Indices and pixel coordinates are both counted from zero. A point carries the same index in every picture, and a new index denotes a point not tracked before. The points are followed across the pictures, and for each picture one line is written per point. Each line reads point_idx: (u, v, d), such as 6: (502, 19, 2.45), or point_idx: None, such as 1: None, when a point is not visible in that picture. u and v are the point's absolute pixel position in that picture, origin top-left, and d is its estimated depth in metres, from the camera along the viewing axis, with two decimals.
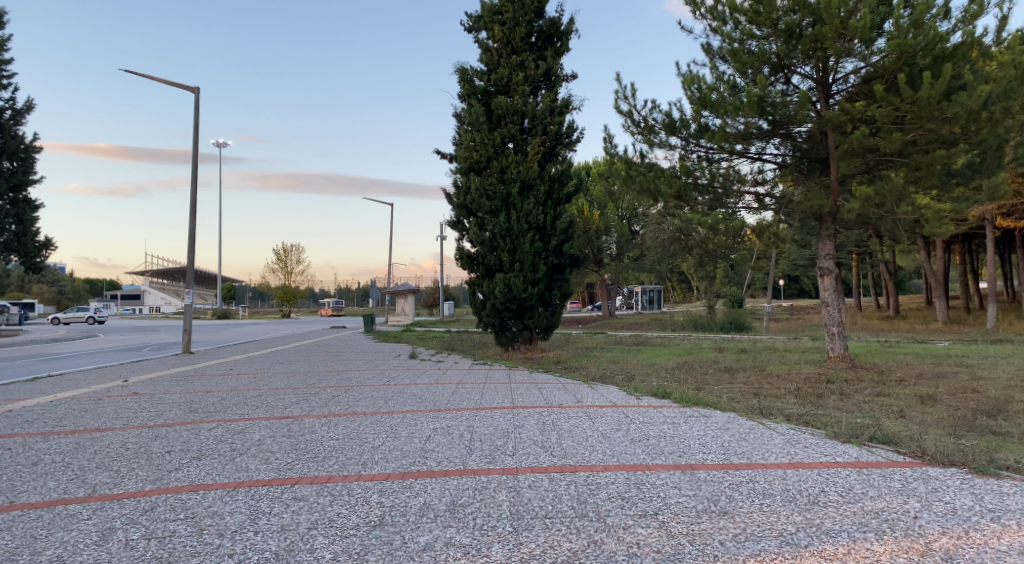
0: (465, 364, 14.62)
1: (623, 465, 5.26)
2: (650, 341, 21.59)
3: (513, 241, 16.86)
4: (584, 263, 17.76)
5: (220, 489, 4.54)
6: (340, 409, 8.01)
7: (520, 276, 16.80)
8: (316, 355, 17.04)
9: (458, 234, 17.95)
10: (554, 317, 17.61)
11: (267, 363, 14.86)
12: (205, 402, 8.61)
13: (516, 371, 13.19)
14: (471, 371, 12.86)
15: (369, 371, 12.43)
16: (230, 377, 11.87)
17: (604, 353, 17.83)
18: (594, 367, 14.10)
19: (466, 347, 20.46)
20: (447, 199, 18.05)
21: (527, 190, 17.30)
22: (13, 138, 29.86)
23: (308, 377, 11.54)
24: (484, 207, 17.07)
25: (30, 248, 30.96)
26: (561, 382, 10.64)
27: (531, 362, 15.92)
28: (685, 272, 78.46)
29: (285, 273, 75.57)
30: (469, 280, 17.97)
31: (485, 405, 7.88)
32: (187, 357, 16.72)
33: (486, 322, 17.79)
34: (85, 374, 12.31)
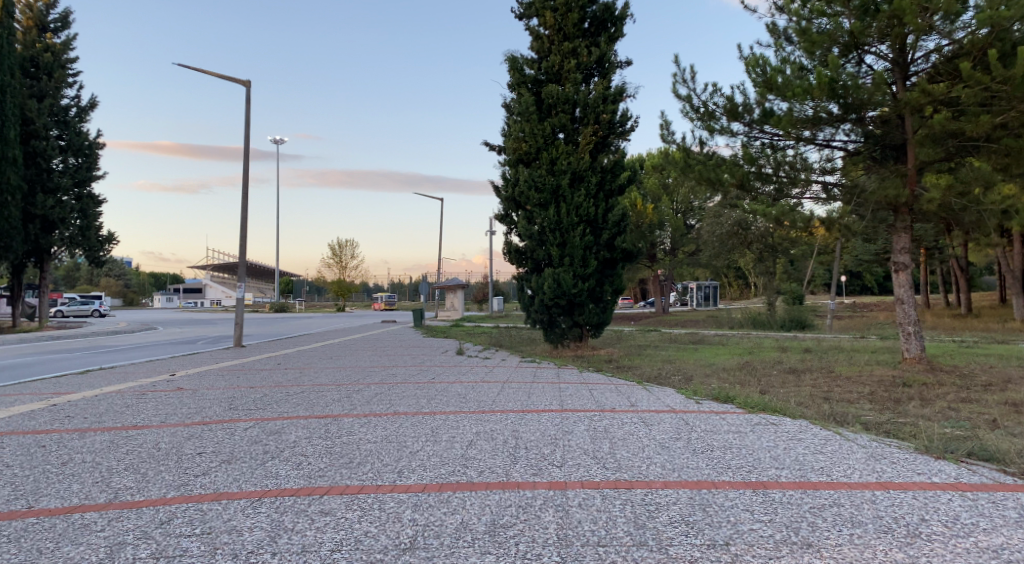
0: (513, 362, 14.19)
1: (687, 482, 4.67)
2: (706, 339, 20.63)
3: (563, 234, 16.31)
4: (637, 258, 17.04)
5: (243, 499, 4.20)
6: (381, 408, 7.66)
7: (570, 271, 16.25)
8: (364, 350, 16.93)
9: (506, 228, 17.50)
10: (606, 314, 16.97)
11: (315, 358, 14.79)
12: (246, 399, 8.43)
13: (565, 369, 12.65)
14: (518, 369, 12.40)
15: (414, 367, 12.13)
16: (276, 372, 11.78)
17: (658, 351, 17.07)
18: (647, 367, 13.40)
19: (515, 343, 20.00)
20: (496, 192, 17.59)
21: (578, 181, 16.72)
22: (77, 135, 31.42)
23: (353, 373, 11.31)
24: (533, 200, 16.55)
25: (94, 242, 32.17)
26: (613, 382, 10.05)
27: (582, 360, 15.31)
28: (742, 268, 75.99)
29: (339, 268, 76.86)
30: (517, 275, 17.50)
31: (532, 408, 7.39)
32: (238, 350, 16.89)
33: (535, 318, 17.28)
34: (137, 367, 12.48)
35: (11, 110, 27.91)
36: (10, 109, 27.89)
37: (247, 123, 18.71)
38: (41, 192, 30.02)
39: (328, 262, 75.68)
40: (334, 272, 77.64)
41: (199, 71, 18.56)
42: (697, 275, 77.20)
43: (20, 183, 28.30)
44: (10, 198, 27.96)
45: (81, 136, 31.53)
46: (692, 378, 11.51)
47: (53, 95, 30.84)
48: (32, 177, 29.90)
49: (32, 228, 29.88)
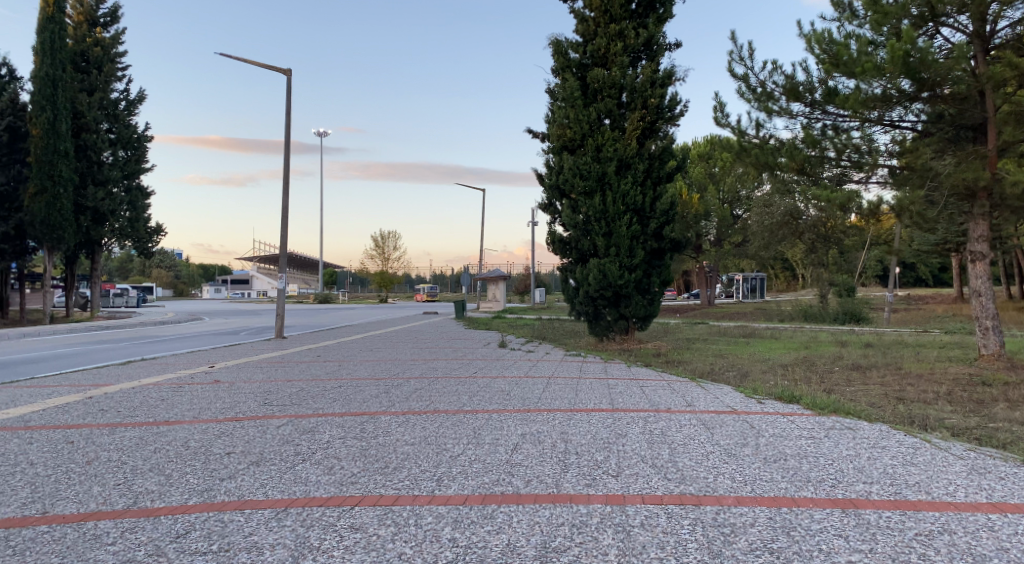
0: (557, 355, 13.69)
1: (763, 498, 4.07)
2: (758, 333, 19.68)
3: (609, 224, 15.69)
4: (686, 248, 16.31)
5: (267, 511, 3.81)
6: (420, 405, 7.24)
7: (617, 262, 15.64)
8: (404, 342, 16.68)
9: (549, 218, 16.93)
10: (653, 307, 16.30)
11: (355, 350, 14.58)
12: (282, 394, 8.16)
13: (612, 364, 12.06)
14: (563, 363, 11.89)
15: (455, 361, 11.75)
16: (315, 365, 11.55)
17: (708, 346, 16.31)
18: (698, 362, 12.70)
19: (557, 336, 19.45)
20: (539, 180, 17.00)
21: (624, 169, 16.05)
22: (127, 128, 32.97)
23: (392, 367, 10.98)
24: (578, 188, 15.92)
25: (142, 233, 33.80)
26: (665, 379, 9.44)
27: (628, 354, 14.67)
28: (790, 259, 73.64)
29: (381, 259, 77.53)
30: (560, 266, 16.95)
31: (581, 407, 6.88)
32: (279, 342, 16.85)
33: (579, 310, 16.71)
34: (179, 359, 12.46)
35: (62, 103, 29.41)
36: (60, 102, 29.31)
37: (288, 112, 18.57)
38: (92, 184, 31.18)
39: (369, 254, 76.37)
40: (376, 264, 78.30)
41: (241, 61, 18.49)
42: (742, 266, 75.10)
43: (71, 175, 29.57)
44: (62, 189, 29.18)
45: (130, 129, 32.95)
46: (748, 374, 10.78)
47: (103, 89, 31.80)
48: (83, 169, 31.07)
49: (83, 220, 30.89)
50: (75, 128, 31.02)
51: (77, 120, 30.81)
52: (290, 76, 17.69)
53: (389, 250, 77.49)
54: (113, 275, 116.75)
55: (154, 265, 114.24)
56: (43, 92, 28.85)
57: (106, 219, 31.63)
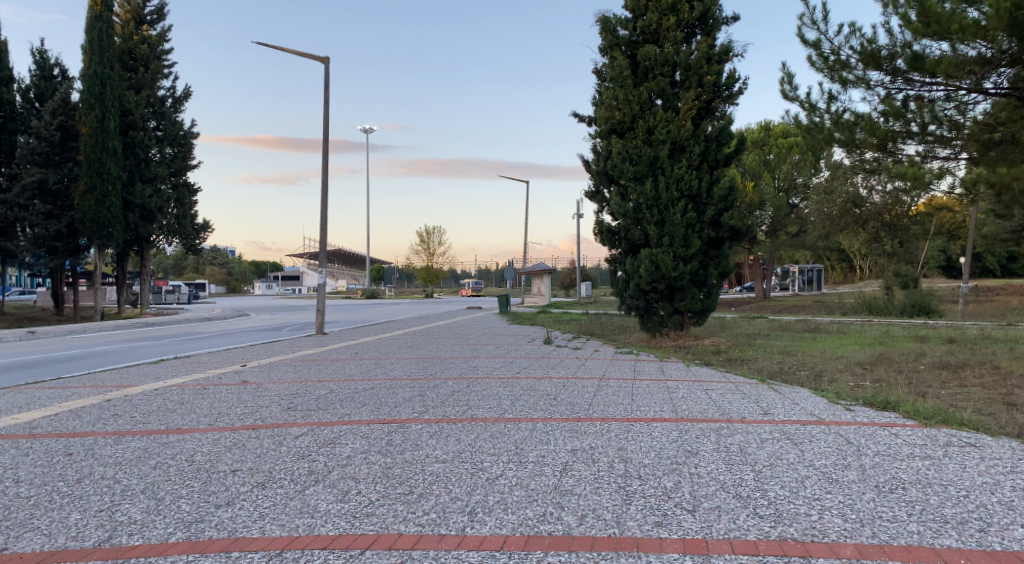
0: (606, 353, 12.77)
1: (893, 548, 3.01)
2: (824, 327, 18.18)
3: (663, 212, 14.67)
4: (746, 236, 15.13)
5: (260, 557, 3.08)
6: (456, 411, 6.46)
7: (670, 253, 14.61)
8: (446, 338, 16.05)
9: (597, 206, 15.96)
10: (711, 300, 15.20)
11: (395, 347, 13.98)
12: (309, 397, 7.55)
13: (667, 363, 11.04)
14: (612, 362, 10.94)
15: (498, 359, 10.98)
16: (351, 363, 10.98)
17: (772, 342, 15.02)
18: (764, 360, 11.54)
19: (606, 331, 18.40)
20: (586, 167, 16.03)
21: (678, 152, 14.96)
22: (173, 124, 34.98)
23: (430, 366, 10.26)
24: (628, 173, 14.91)
25: (189, 229, 36.09)
26: (730, 380, 8.42)
27: (684, 351, 13.56)
28: (848, 250, 70.21)
29: (427, 254, 77.55)
30: (609, 258, 15.99)
31: (639, 416, 5.95)
32: (319, 338, 16.45)
33: (629, 305, 15.70)
34: (213, 358, 12.08)
35: (109, 101, 31.11)
36: (108, 99, 31.03)
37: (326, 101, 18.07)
38: (139, 181, 33.23)
39: (414, 249, 76.54)
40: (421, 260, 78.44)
41: (277, 50, 18.10)
42: (797, 258, 72.09)
43: (118, 172, 31.42)
44: (110, 186, 31.09)
45: (175, 126, 34.92)
46: (822, 374, 9.59)
47: (149, 86, 33.91)
48: (131, 167, 33.07)
49: (131, 217, 32.81)
50: (122, 126, 32.96)
51: (124, 118, 32.82)
52: (327, 63, 17.18)
53: (435, 245, 77.59)
54: (169, 273, 120.76)
55: (208, 263, 117.66)
56: (92, 90, 30.54)
57: (153, 215, 33.64)
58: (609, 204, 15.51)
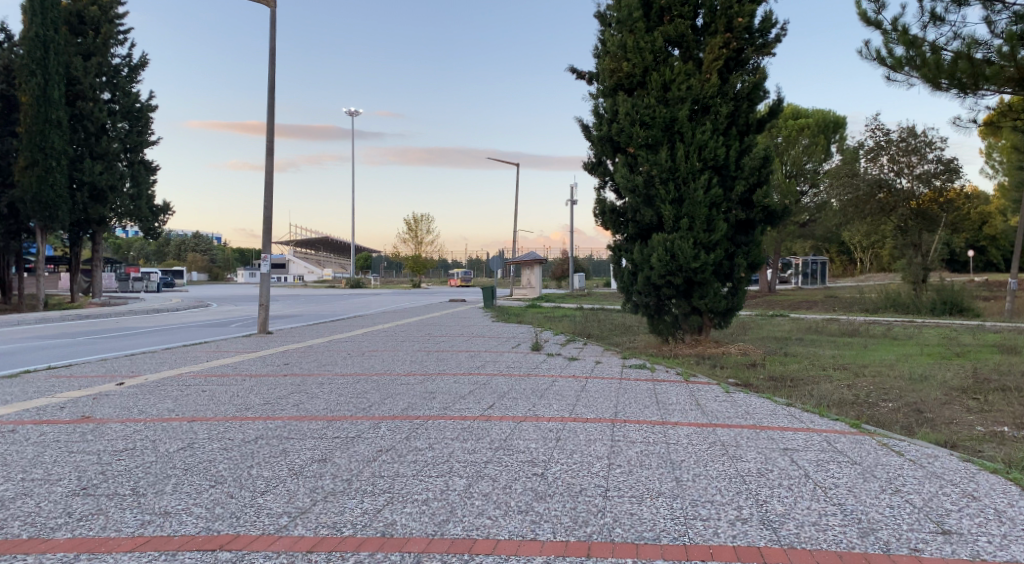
0: (607, 365, 9.95)
1: None
2: (863, 330, 15.33)
3: (682, 188, 11.84)
4: (783, 219, 12.26)
5: None
6: (367, 512, 3.56)
7: (690, 239, 11.76)
8: (407, 341, 13.15)
9: (598, 180, 13.04)
10: (737, 300, 12.42)
11: (341, 352, 11.17)
12: (145, 460, 4.61)
13: (695, 384, 8.20)
14: (614, 382, 8.13)
15: (466, 379, 8.12)
16: (267, 383, 8.05)
17: (812, 349, 12.17)
18: (822, 381, 8.70)
19: (606, 333, 15.51)
20: (585, 133, 13.11)
21: (700, 114, 12.09)
22: (128, 96, 31.58)
23: (370, 391, 7.37)
24: (638, 139, 12.00)
25: (144, 211, 32.51)
26: (809, 428, 5.57)
27: (708, 362, 10.73)
28: (849, 241, 67.59)
29: (416, 243, 74.52)
30: (612, 245, 13.11)
31: (700, 540, 3.07)
32: (258, 340, 13.50)
33: (636, 303, 12.85)
34: (91, 372, 9.09)
35: (54, 67, 27.77)
36: (52, 65, 27.64)
37: (273, 53, 15.07)
38: (89, 158, 29.81)
39: (401, 237, 73.39)
40: (410, 248, 75.30)
41: None
42: (796, 250, 69.18)
43: (64, 147, 28.08)
44: (55, 162, 27.71)
45: (130, 98, 31.62)
46: (924, 411, 6.76)
47: (101, 53, 30.51)
48: (80, 142, 29.76)
49: (80, 196, 29.49)
50: (69, 96, 29.55)
51: (72, 88, 29.42)
52: (274, 3, 14.13)
53: (424, 233, 74.62)
54: (151, 259, 117.10)
55: (190, 250, 113.94)
56: (33, 55, 27.23)
57: (105, 195, 30.34)
58: (613, 179, 12.62)
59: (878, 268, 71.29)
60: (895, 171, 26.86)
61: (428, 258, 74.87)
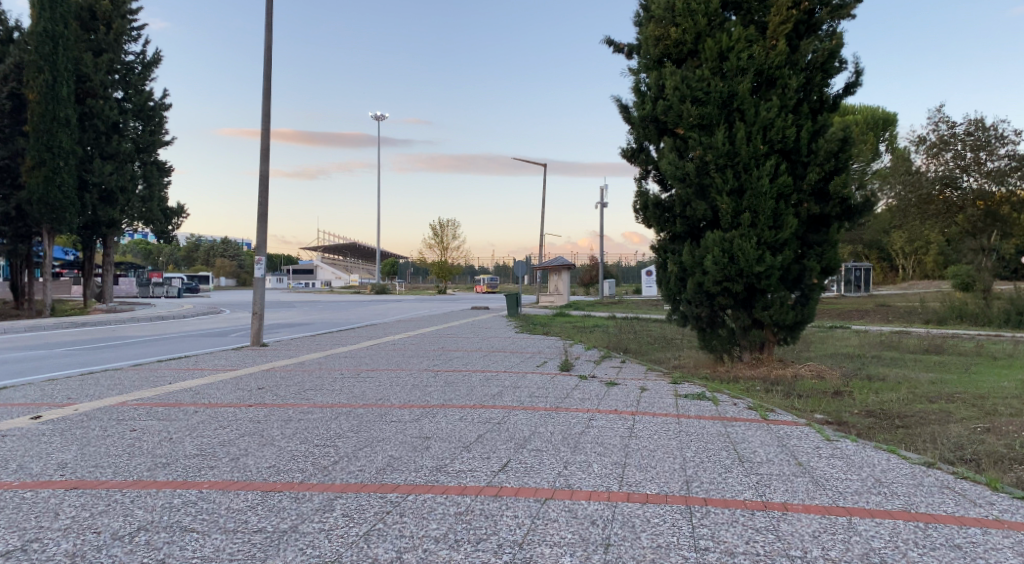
0: (656, 394, 7.92)
1: None
2: (949, 346, 12.99)
3: (742, 176, 9.86)
4: (863, 215, 10.18)
5: None
6: None
7: (753, 237, 9.77)
8: (416, 357, 11.29)
9: (639, 170, 11.09)
10: (809, 311, 10.34)
11: (331, 373, 9.35)
12: None
13: (778, 426, 6.17)
14: (670, 421, 6.14)
15: (474, 417, 6.21)
16: (220, 419, 6.25)
17: (901, 371, 10.03)
18: (946, 420, 6.55)
19: (646, 349, 13.45)
20: (624, 115, 11.18)
21: (764, 88, 10.06)
22: (139, 95, 30.52)
23: (345, 436, 5.52)
24: (689, 118, 10.02)
25: (155, 213, 31.38)
26: (1001, 520, 3.55)
27: (777, 388, 8.70)
28: (893, 246, 63.99)
29: (441, 249, 73.09)
30: (655, 246, 11.15)
31: None
32: (247, 354, 11.83)
33: (685, 313, 10.87)
34: (21, 398, 7.41)
35: (62, 62, 26.74)
36: (60, 61, 26.62)
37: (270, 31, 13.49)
38: (99, 157, 28.75)
39: (426, 243, 72.01)
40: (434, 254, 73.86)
41: None
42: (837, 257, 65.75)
43: (72, 146, 27.03)
44: (62, 162, 26.66)
45: (142, 95, 30.52)
46: None
47: (112, 50, 29.56)
48: (89, 141, 28.65)
49: (88, 197, 28.41)
50: (79, 94, 28.51)
51: (81, 85, 28.36)
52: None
53: (449, 238, 73.21)
54: (180, 265, 117.93)
55: (218, 255, 114.42)
56: (41, 50, 26.20)
57: (115, 197, 29.23)
58: (658, 168, 10.66)
59: (922, 275, 67.46)
60: (960, 167, 24.00)
61: (454, 264, 73.26)
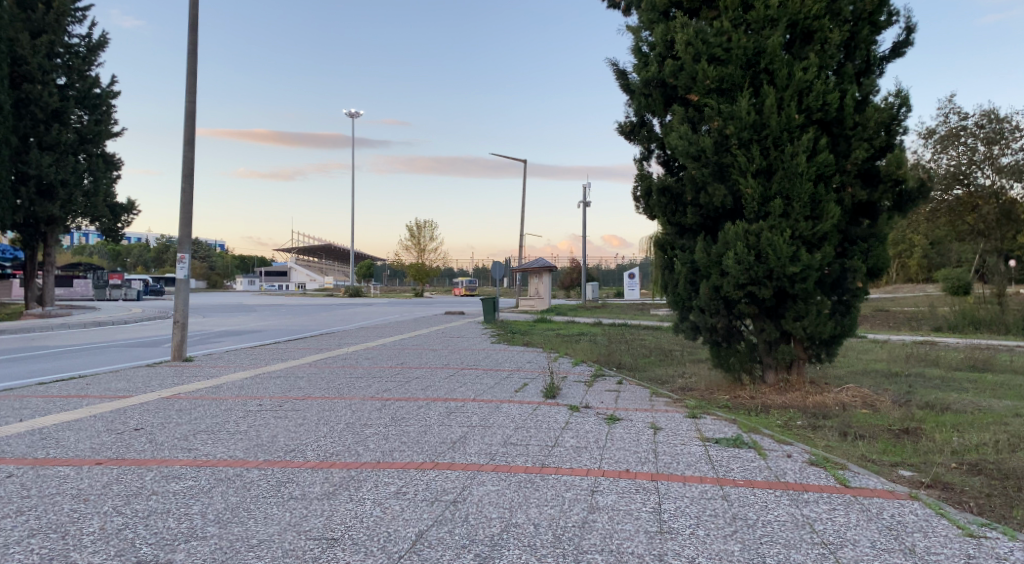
0: (676, 436, 5.90)
1: None
2: (992, 361, 11.18)
3: (772, 153, 7.91)
4: (915, 205, 8.29)
5: None
6: None
7: (786, 230, 7.81)
8: (365, 377, 9.12)
9: (640, 149, 9.08)
10: (851, 322, 8.42)
11: (246, 403, 7.16)
12: None
13: (873, 499, 4.15)
14: (711, 497, 4.11)
15: (417, 491, 4.10)
16: (24, 496, 3.99)
17: (962, 398, 8.15)
18: None
19: (642, 364, 11.43)
20: (621, 82, 9.18)
21: (797, 45, 8.12)
22: (84, 81, 27.40)
23: (200, 539, 3.35)
24: (705, 79, 8.02)
25: (100, 210, 28.22)
26: None
27: (824, 427, 6.74)
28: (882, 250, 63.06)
29: (418, 250, 70.76)
30: (658, 241, 9.13)
31: None
32: (157, 373, 9.55)
33: (695, 323, 8.88)
34: None
35: None
36: None
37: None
38: (35, 147, 25.81)
39: (403, 243, 69.50)
40: (411, 256, 71.47)
41: None
42: None
43: (5, 135, 23.76)
44: None
45: (87, 81, 27.33)
46: None
47: (52, 31, 26.55)
48: (25, 130, 25.61)
49: (24, 191, 25.57)
50: (12, 76, 25.38)
51: (17, 68, 25.51)
52: None
53: (427, 240, 71.00)
54: (149, 266, 114.03)
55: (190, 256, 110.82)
56: None
57: (55, 191, 26.35)
58: (665, 145, 8.65)
59: (906, 279, 66.63)
60: (969, 164, 22.48)
61: (432, 267, 70.91)
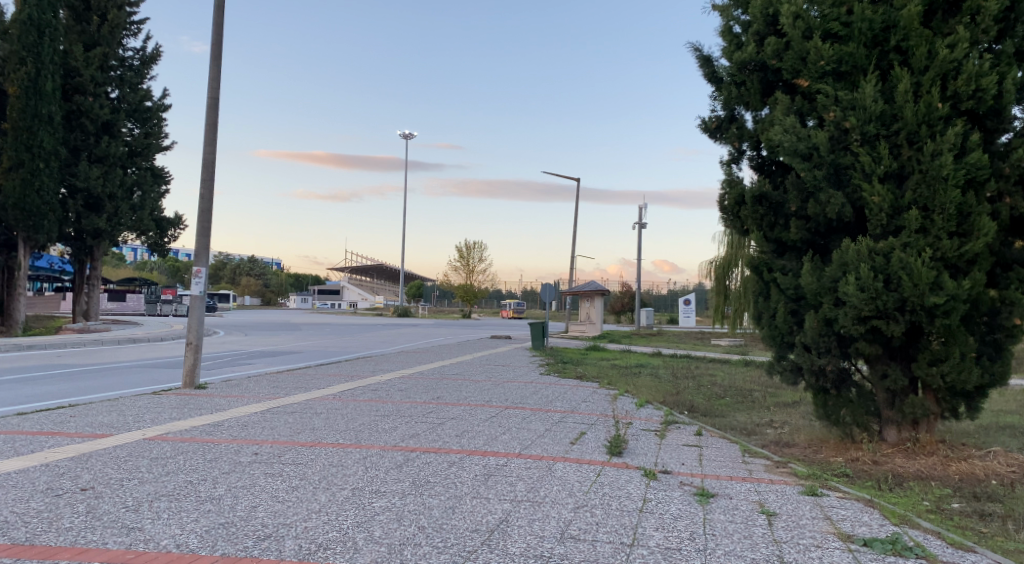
0: (799, 528, 4.23)
1: None
2: None
3: (905, 152, 6.19)
4: None
5: None
6: None
7: (925, 249, 6.04)
8: (390, 417, 7.69)
9: (728, 149, 7.54)
10: (1003, 369, 6.49)
11: (239, 452, 5.79)
12: None
13: None
14: None
15: None
16: None
17: None
18: None
19: (719, 408, 9.64)
20: (709, 71, 7.77)
21: (938, 16, 6.39)
22: (136, 95, 27.57)
23: None
24: (816, 60, 6.45)
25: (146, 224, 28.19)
26: None
27: (997, 515, 4.90)
28: None
29: (466, 271, 69.88)
30: (749, 261, 7.50)
31: None
32: (157, 402, 8.36)
33: (796, 363, 7.17)
34: None
35: (48, 54, 23.52)
36: (47, 53, 23.42)
37: None
38: (85, 160, 25.89)
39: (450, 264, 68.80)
40: (458, 277, 70.63)
41: None
42: None
43: (56, 147, 23.81)
44: (43, 163, 23.40)
45: (138, 94, 27.53)
46: None
47: (107, 45, 26.81)
48: (76, 142, 25.74)
49: (72, 203, 25.59)
50: (66, 89, 25.62)
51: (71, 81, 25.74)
52: None
53: (476, 261, 70.10)
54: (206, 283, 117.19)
55: (244, 273, 113.32)
56: (24, 40, 22.94)
57: (102, 204, 26.35)
58: (763, 143, 7.08)
59: None
60: None
61: (480, 288, 69.84)
